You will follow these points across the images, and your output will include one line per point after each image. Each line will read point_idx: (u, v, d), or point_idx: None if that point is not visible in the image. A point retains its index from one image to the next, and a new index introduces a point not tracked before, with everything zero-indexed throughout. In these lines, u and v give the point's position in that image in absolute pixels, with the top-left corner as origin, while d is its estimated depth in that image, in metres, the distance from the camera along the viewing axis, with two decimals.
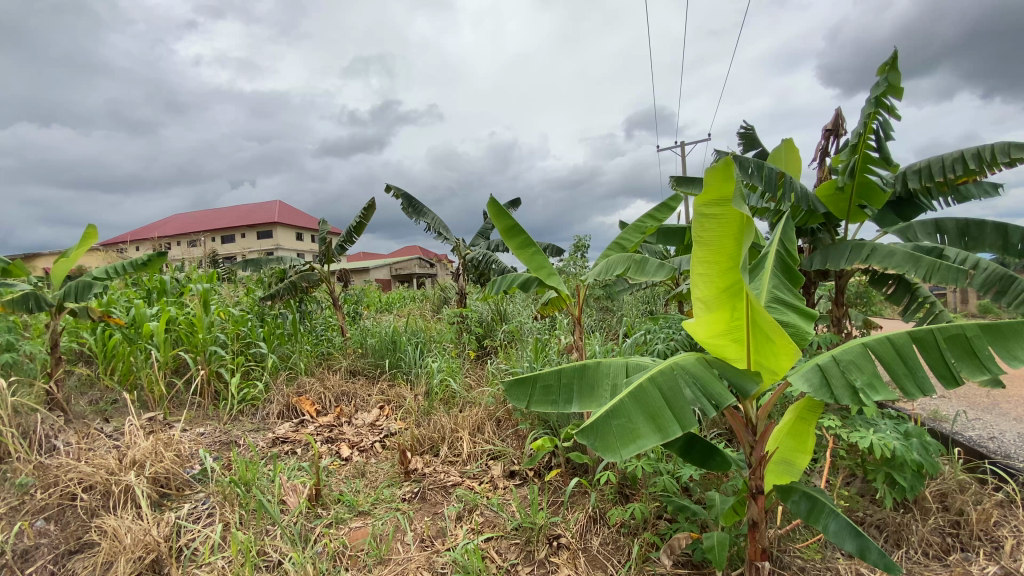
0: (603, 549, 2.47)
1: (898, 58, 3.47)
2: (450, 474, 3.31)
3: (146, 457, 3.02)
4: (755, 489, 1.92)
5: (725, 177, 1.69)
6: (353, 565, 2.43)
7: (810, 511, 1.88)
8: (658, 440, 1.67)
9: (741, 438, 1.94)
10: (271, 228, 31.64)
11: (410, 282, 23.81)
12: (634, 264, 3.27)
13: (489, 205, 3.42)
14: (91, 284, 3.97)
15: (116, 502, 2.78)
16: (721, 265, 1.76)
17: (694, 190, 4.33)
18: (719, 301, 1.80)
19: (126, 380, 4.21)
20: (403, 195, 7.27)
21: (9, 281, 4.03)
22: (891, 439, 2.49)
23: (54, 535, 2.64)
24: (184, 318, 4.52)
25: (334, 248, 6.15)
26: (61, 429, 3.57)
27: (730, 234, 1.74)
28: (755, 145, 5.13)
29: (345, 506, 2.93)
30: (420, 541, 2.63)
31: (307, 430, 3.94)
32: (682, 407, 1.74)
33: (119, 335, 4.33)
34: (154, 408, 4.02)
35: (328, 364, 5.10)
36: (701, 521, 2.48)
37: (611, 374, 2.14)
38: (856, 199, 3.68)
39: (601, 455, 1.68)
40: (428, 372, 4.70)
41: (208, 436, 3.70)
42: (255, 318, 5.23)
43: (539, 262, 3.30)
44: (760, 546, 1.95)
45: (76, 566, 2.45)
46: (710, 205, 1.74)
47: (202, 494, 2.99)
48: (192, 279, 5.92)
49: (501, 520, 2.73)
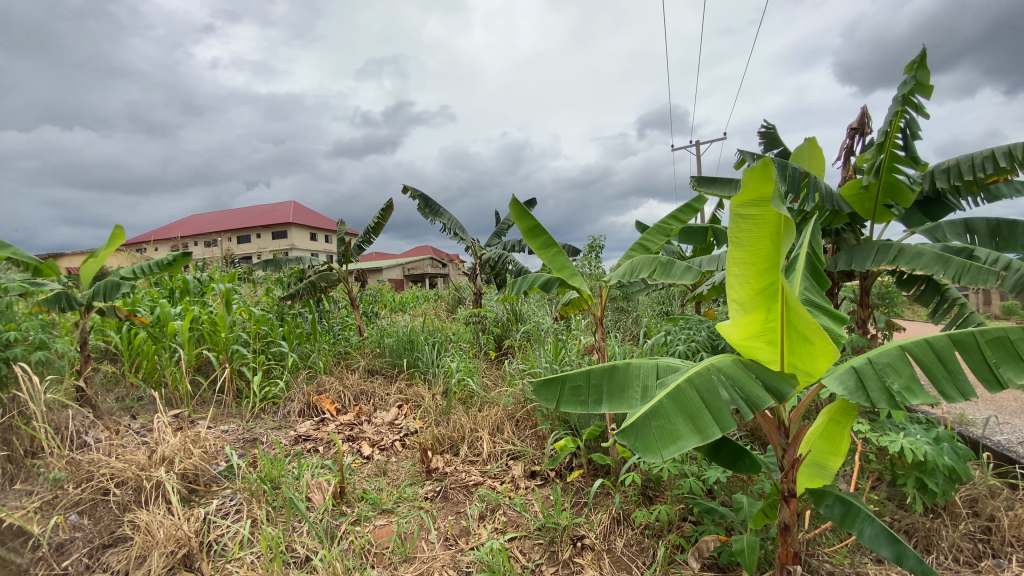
0: (627, 550, 2.47)
1: (927, 55, 3.41)
2: (471, 473, 3.32)
3: (175, 454, 3.07)
4: (787, 492, 1.90)
5: (763, 177, 1.68)
6: (378, 562, 2.45)
7: (845, 516, 1.85)
8: (698, 441, 1.66)
9: (773, 441, 1.95)
10: (286, 228, 31.99)
11: (422, 282, 23.91)
12: (659, 266, 3.26)
13: (511, 205, 3.43)
14: (119, 284, 4.04)
15: (147, 497, 2.83)
16: (757, 267, 1.76)
17: (715, 190, 4.30)
18: (755, 302, 1.79)
19: (151, 378, 4.29)
20: (420, 196, 7.30)
21: (40, 281, 4.13)
22: (922, 444, 2.45)
23: (87, 529, 2.71)
24: (208, 317, 4.59)
25: (352, 248, 6.20)
26: (91, 425, 3.66)
27: (767, 235, 1.73)
28: (777, 145, 5.08)
29: (369, 504, 2.95)
30: (444, 540, 2.65)
31: (328, 428, 3.98)
32: (721, 408, 1.74)
33: (144, 334, 4.42)
34: (180, 406, 4.09)
35: (346, 363, 5.14)
36: (727, 523, 2.46)
37: (641, 376, 2.14)
38: (882, 199, 3.63)
39: (642, 456, 1.67)
40: (446, 372, 4.72)
41: (232, 433, 3.76)
42: (275, 318, 5.30)
43: (561, 262, 3.30)
44: (792, 549, 1.93)
45: (110, 559, 2.51)
46: (747, 206, 1.74)
47: (230, 491, 3.04)
48: (214, 279, 6.01)
49: (524, 520, 2.74)
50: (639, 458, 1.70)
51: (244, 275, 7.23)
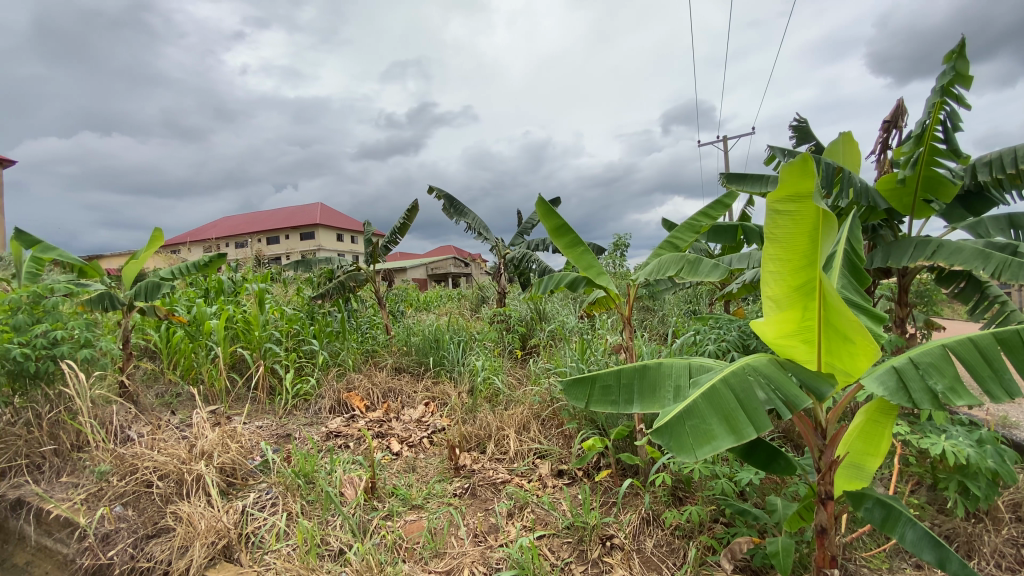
0: (657, 550, 2.45)
1: (967, 45, 3.28)
2: (499, 471, 3.34)
3: (214, 448, 3.18)
4: (824, 494, 1.87)
5: (802, 172, 1.67)
6: (409, 557, 2.50)
7: (885, 520, 1.81)
8: (734, 441, 1.65)
9: (810, 442, 1.91)
10: (312, 228, 32.65)
11: (445, 282, 24.11)
12: (687, 264, 3.21)
13: (537, 204, 3.44)
14: (159, 285, 4.21)
15: (189, 490, 2.94)
16: (793, 264, 1.75)
17: (745, 187, 4.22)
18: (790, 300, 1.78)
19: (188, 375, 4.45)
20: (445, 196, 7.37)
21: (86, 282, 4.33)
22: (964, 446, 2.37)
23: (131, 520, 2.84)
24: (242, 316, 4.73)
25: (379, 248, 6.30)
26: (133, 420, 3.82)
27: (804, 231, 1.72)
28: (809, 139, 4.96)
29: (399, 500, 3.00)
30: (473, 536, 2.68)
31: (358, 425, 4.07)
32: (756, 409, 1.72)
33: (182, 333, 4.59)
34: (216, 401, 4.23)
35: (374, 361, 5.23)
36: (761, 525, 2.41)
37: (673, 376, 2.13)
38: (921, 194, 3.51)
39: (676, 455, 1.67)
40: (471, 370, 4.76)
41: (266, 429, 3.88)
42: (306, 317, 5.44)
43: (588, 261, 3.30)
44: (829, 553, 1.90)
45: (155, 549, 2.61)
46: (785, 202, 1.73)
47: (266, 485, 3.13)
48: (247, 279, 6.19)
49: (552, 519, 2.75)
50: (673, 457, 1.70)
51: (275, 276, 7.42)
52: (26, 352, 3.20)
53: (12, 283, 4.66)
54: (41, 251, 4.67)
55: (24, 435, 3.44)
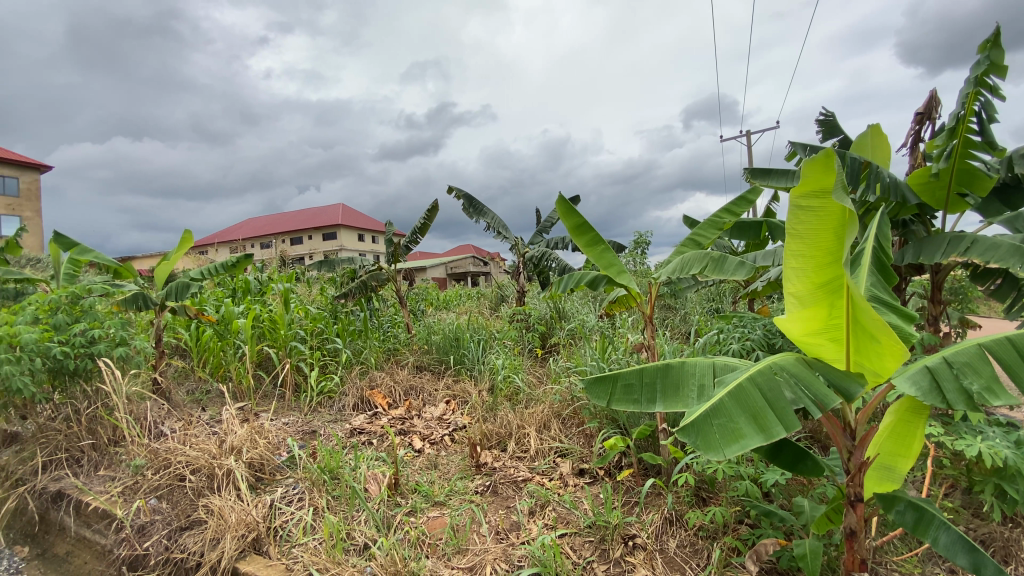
0: (680, 551, 2.43)
1: (1002, 33, 3.16)
2: (520, 469, 3.36)
3: (243, 444, 3.27)
4: (853, 496, 1.83)
5: (825, 168, 1.65)
6: (433, 552, 2.53)
7: (917, 522, 1.76)
8: (763, 440, 1.62)
9: (838, 443, 1.87)
10: (334, 228, 33.19)
11: (465, 281, 24.24)
12: (711, 262, 3.17)
13: (557, 202, 3.44)
14: (188, 285, 4.33)
15: (219, 484, 3.02)
16: (817, 261, 1.72)
17: (771, 182, 4.14)
18: (814, 297, 1.75)
19: (217, 372, 4.58)
20: (464, 196, 7.41)
21: (120, 282, 4.49)
22: (1003, 448, 2.29)
23: (165, 512, 2.93)
24: (268, 316, 4.85)
25: (400, 248, 6.37)
26: (166, 416, 3.95)
27: (829, 228, 1.70)
28: (836, 133, 4.84)
29: (422, 496, 3.05)
30: (495, 534, 2.70)
31: (381, 422, 4.13)
32: (785, 409, 1.69)
33: (211, 331, 4.72)
34: (244, 398, 4.34)
35: (395, 359, 5.30)
36: (787, 527, 2.38)
37: (697, 375, 2.11)
38: (956, 187, 3.38)
39: (703, 453, 1.66)
40: (491, 368, 4.78)
41: (292, 425, 3.97)
42: (329, 317, 5.55)
43: (609, 260, 3.28)
44: (859, 556, 1.86)
45: (188, 541, 2.69)
46: (808, 197, 1.71)
47: (292, 480, 3.20)
48: (273, 279, 6.34)
49: (574, 517, 2.75)
50: (701, 455, 1.69)
51: (299, 275, 7.58)
52: (65, 351, 3.34)
53: (51, 284, 4.87)
54: (79, 253, 4.86)
55: (64, 430, 3.60)
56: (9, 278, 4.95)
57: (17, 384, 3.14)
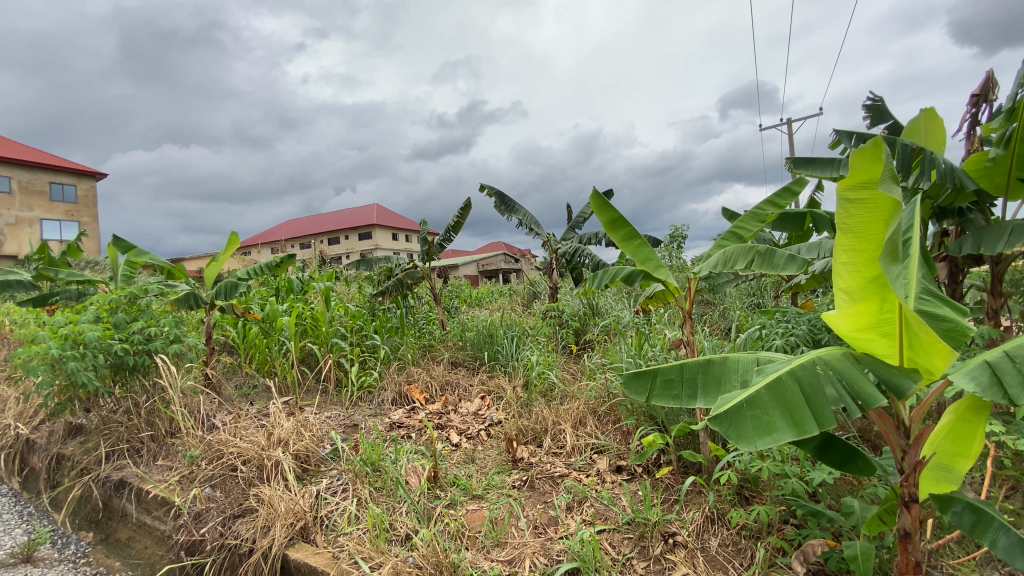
0: (722, 550, 2.40)
1: None
2: (557, 465, 3.36)
3: (289, 437, 3.42)
4: (907, 496, 1.76)
5: (873, 159, 1.63)
6: (472, 545, 2.58)
7: (976, 524, 1.68)
8: (794, 435, 1.60)
9: (891, 442, 1.81)
10: (368, 228, 33.97)
11: (497, 278, 24.38)
12: (757, 256, 3.09)
13: (592, 197, 3.42)
14: (236, 284, 4.54)
15: (269, 474, 3.16)
16: (866, 254, 1.68)
17: (816, 172, 3.99)
18: (865, 292, 1.70)
19: (263, 368, 4.77)
20: (496, 194, 7.46)
21: (173, 283, 4.73)
22: None
23: (219, 500, 3.08)
24: (310, 313, 5.03)
25: (434, 247, 6.45)
26: (218, 410, 4.15)
27: (879, 219, 1.66)
28: (885, 118, 4.62)
29: (460, 489, 3.11)
30: (533, 528, 2.72)
31: (419, 416, 4.23)
32: (823, 405, 1.65)
33: (258, 329, 4.92)
34: (289, 392, 4.51)
35: (431, 355, 5.39)
36: (835, 528, 2.30)
37: (740, 370, 2.07)
38: (1016, 173, 3.16)
39: (733, 442, 1.66)
40: (526, 364, 4.80)
41: (335, 418, 4.11)
42: (367, 314, 5.71)
43: (645, 254, 3.23)
44: (913, 558, 1.79)
45: (240, 528, 2.82)
46: (856, 189, 1.68)
47: (336, 471, 3.31)
48: (313, 279, 6.55)
49: (612, 514, 2.74)
50: (731, 445, 1.68)
51: (338, 275, 7.79)
52: (125, 347, 3.56)
53: (111, 285, 5.18)
54: (135, 255, 5.14)
55: (125, 422, 3.84)
56: (74, 280, 5.30)
57: (82, 379, 3.37)
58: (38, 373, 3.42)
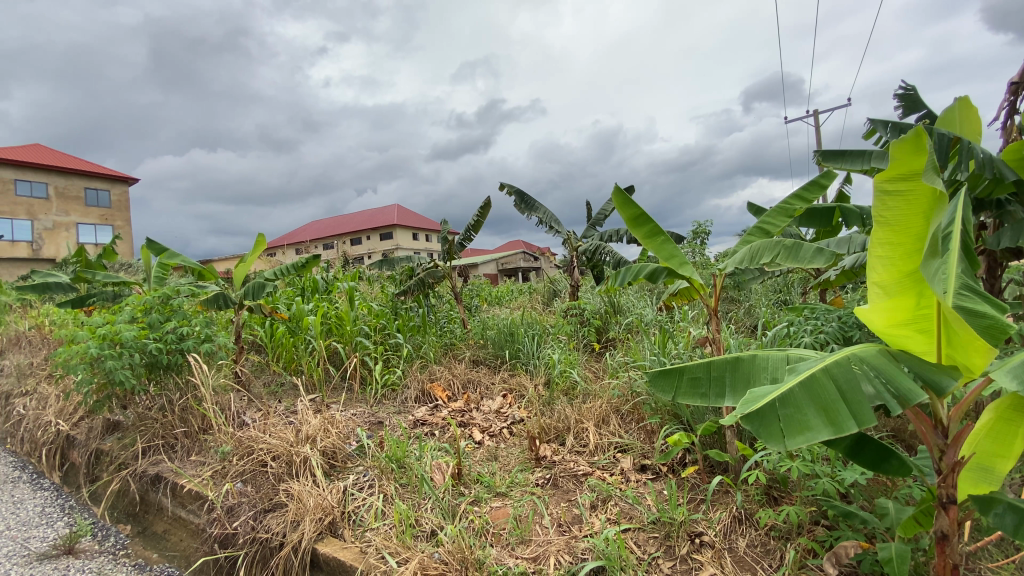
0: (751, 550, 2.36)
1: None
2: (580, 463, 3.36)
3: (317, 433, 3.49)
4: (945, 498, 1.70)
5: (914, 150, 1.59)
6: (497, 541, 2.60)
7: (1018, 526, 1.62)
8: (829, 434, 1.57)
9: (929, 442, 1.76)
10: (389, 229, 34.36)
11: (517, 276, 24.40)
12: (784, 250, 3.03)
13: (614, 194, 3.39)
14: (263, 285, 4.65)
15: (297, 470, 3.23)
16: (905, 247, 1.64)
17: (845, 164, 3.89)
18: (901, 286, 1.66)
19: (290, 366, 4.88)
20: (516, 192, 7.46)
21: (204, 283, 4.87)
22: None
23: (250, 495, 3.16)
24: (334, 312, 5.13)
25: (455, 246, 6.49)
26: (248, 407, 4.25)
27: (919, 212, 1.62)
28: (919, 108, 4.46)
29: (484, 487, 3.13)
30: (557, 526, 2.72)
31: (441, 414, 4.27)
32: (861, 403, 1.61)
33: (284, 328, 5.04)
34: (315, 390, 4.61)
35: (453, 354, 5.43)
36: (869, 530, 2.25)
37: (770, 367, 2.03)
38: None
39: (765, 441, 1.64)
40: (547, 363, 4.80)
41: (360, 416, 4.18)
42: (390, 313, 5.79)
43: (669, 251, 3.20)
44: (951, 561, 1.73)
45: (271, 522, 2.89)
46: (894, 181, 1.65)
47: (363, 467, 3.37)
48: (337, 279, 6.67)
49: (637, 513, 2.72)
50: (764, 444, 1.66)
51: (360, 275, 7.90)
52: (159, 347, 3.68)
53: (145, 286, 5.36)
54: (167, 257, 5.31)
55: (160, 419, 3.97)
56: (109, 281, 5.50)
57: (120, 377, 3.50)
58: (78, 371, 3.56)
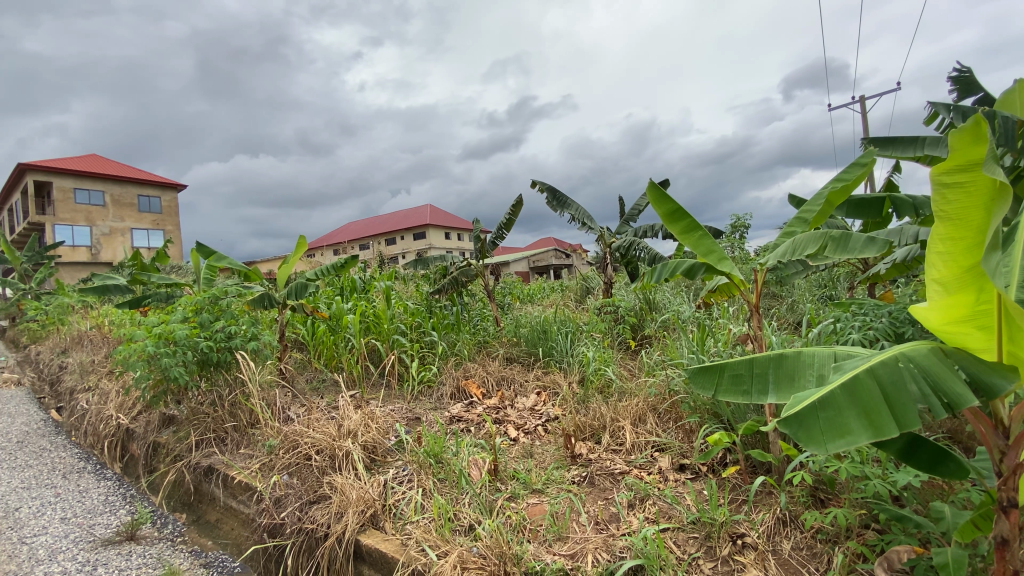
0: (796, 553, 2.29)
1: None
2: (616, 462, 3.34)
3: (357, 428, 3.62)
4: (1006, 502, 1.60)
5: (973, 140, 1.49)
6: (535, 538, 2.62)
7: None
8: (872, 438, 1.52)
9: (989, 443, 1.67)
10: (422, 228, 34.92)
11: (549, 274, 24.34)
12: (833, 240, 2.97)
13: (649, 188, 3.35)
14: (305, 285, 4.82)
15: (340, 463, 3.36)
16: (964, 242, 1.56)
17: (897, 151, 3.71)
18: (960, 283, 1.59)
19: (331, 363, 5.04)
20: (548, 189, 7.45)
21: (250, 285, 5.08)
22: None
23: (297, 487, 3.29)
24: (372, 311, 5.28)
25: (487, 244, 6.54)
26: (292, 402, 4.42)
27: (980, 205, 1.53)
28: (976, 90, 4.20)
29: (521, 483, 3.16)
30: (595, 524, 2.72)
31: (477, 411, 4.32)
32: (907, 405, 1.54)
33: (325, 327, 5.21)
34: (355, 386, 4.76)
35: (487, 351, 5.48)
36: (923, 535, 2.15)
37: (816, 365, 1.98)
38: None
39: (803, 445, 1.59)
40: (582, 360, 4.78)
41: (398, 411, 4.28)
42: (426, 312, 5.90)
43: (707, 246, 3.12)
44: (1011, 567, 1.63)
45: (316, 513, 3.00)
46: (953, 172, 1.55)
47: (402, 462, 3.45)
48: (374, 279, 6.83)
49: (676, 513, 2.69)
50: (803, 448, 1.62)
51: (396, 274, 8.08)
52: (210, 345, 3.88)
53: (195, 288, 5.65)
54: (216, 260, 5.57)
55: (212, 414, 4.18)
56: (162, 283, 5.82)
57: (174, 373, 3.70)
58: (137, 367, 3.79)
